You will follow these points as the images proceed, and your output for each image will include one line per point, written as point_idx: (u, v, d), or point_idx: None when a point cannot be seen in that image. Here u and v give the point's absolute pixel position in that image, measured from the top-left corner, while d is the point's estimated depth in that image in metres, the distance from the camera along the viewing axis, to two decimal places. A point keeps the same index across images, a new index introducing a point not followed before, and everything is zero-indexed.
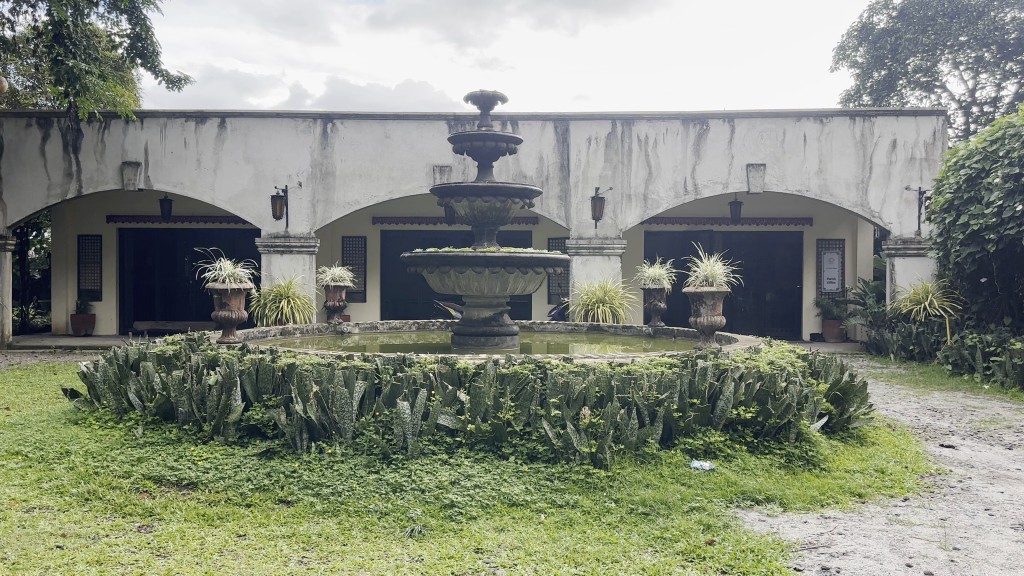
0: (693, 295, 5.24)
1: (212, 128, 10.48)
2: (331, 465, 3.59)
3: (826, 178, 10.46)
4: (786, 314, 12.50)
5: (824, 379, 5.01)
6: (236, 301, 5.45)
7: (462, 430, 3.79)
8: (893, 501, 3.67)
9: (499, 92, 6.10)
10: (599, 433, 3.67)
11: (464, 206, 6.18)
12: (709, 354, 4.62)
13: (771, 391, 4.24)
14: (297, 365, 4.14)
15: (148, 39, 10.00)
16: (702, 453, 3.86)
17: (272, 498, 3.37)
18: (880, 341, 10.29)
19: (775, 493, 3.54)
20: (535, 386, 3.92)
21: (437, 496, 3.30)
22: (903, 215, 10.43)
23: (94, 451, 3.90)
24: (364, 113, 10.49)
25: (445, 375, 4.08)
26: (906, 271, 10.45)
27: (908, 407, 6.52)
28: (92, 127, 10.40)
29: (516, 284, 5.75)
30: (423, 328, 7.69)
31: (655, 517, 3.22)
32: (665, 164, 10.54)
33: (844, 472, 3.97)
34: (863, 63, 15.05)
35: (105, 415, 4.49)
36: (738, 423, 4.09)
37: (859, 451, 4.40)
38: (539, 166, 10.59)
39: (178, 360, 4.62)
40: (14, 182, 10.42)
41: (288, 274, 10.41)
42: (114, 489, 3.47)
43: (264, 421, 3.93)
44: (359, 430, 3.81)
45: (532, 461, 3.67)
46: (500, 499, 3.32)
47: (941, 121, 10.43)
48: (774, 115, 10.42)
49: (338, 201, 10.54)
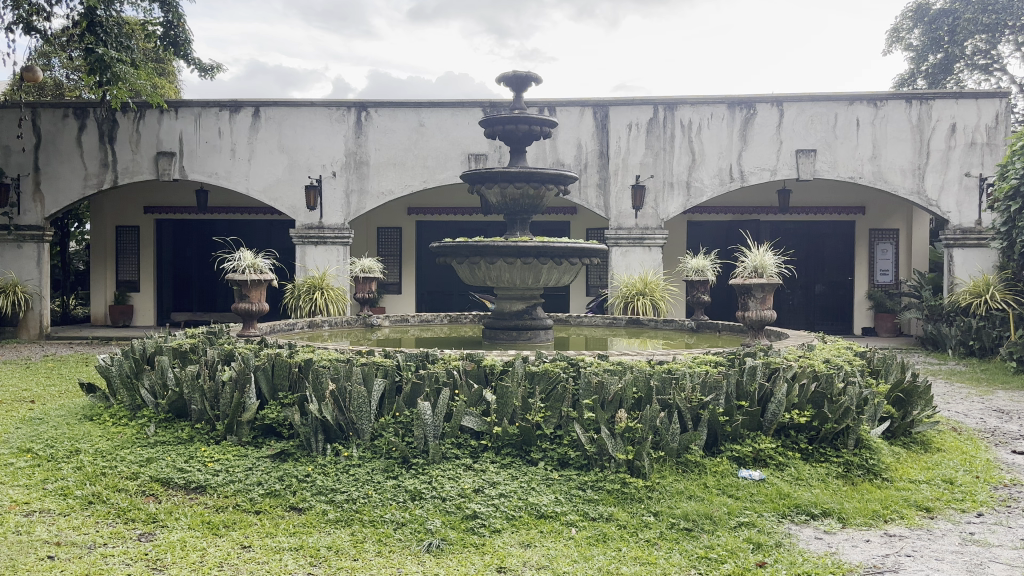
0: (741, 288, 4.83)
1: (246, 117, 10.37)
2: (346, 469, 3.35)
3: (880, 164, 9.89)
4: (837, 307, 11.94)
5: (884, 379, 4.54)
6: (257, 293, 5.23)
7: (488, 433, 3.52)
8: (966, 517, 3.22)
9: (534, 72, 5.78)
10: (637, 438, 3.36)
11: (496, 192, 5.89)
12: (760, 351, 4.23)
13: (828, 393, 3.83)
14: (314, 361, 3.92)
15: (180, 27, 9.93)
16: (750, 461, 3.51)
17: (283, 505, 3.16)
18: (937, 336, 9.70)
19: (832, 507, 3.17)
20: (568, 385, 3.60)
21: (459, 506, 3.03)
22: (962, 204, 9.81)
23: (105, 450, 3.80)
24: (398, 101, 10.27)
25: (471, 372, 3.79)
26: (965, 262, 9.84)
27: (972, 408, 6.03)
28: (127, 116, 10.39)
29: (550, 276, 5.43)
30: (454, 321, 7.44)
31: (699, 533, 2.90)
32: (709, 150, 10.09)
33: (909, 483, 3.54)
34: (918, 45, 14.22)
35: (119, 411, 4.39)
36: (791, 428, 3.71)
37: (924, 459, 3.93)
38: (577, 154, 10.24)
39: (194, 354, 4.44)
40: (52, 172, 10.49)
41: (321, 265, 10.25)
42: (121, 491, 3.34)
43: (279, 420, 3.73)
44: (377, 431, 3.56)
45: (563, 468, 3.37)
46: (527, 510, 3.03)
47: (1005, 104, 9.76)
48: (825, 98, 9.88)
49: (372, 190, 10.35)
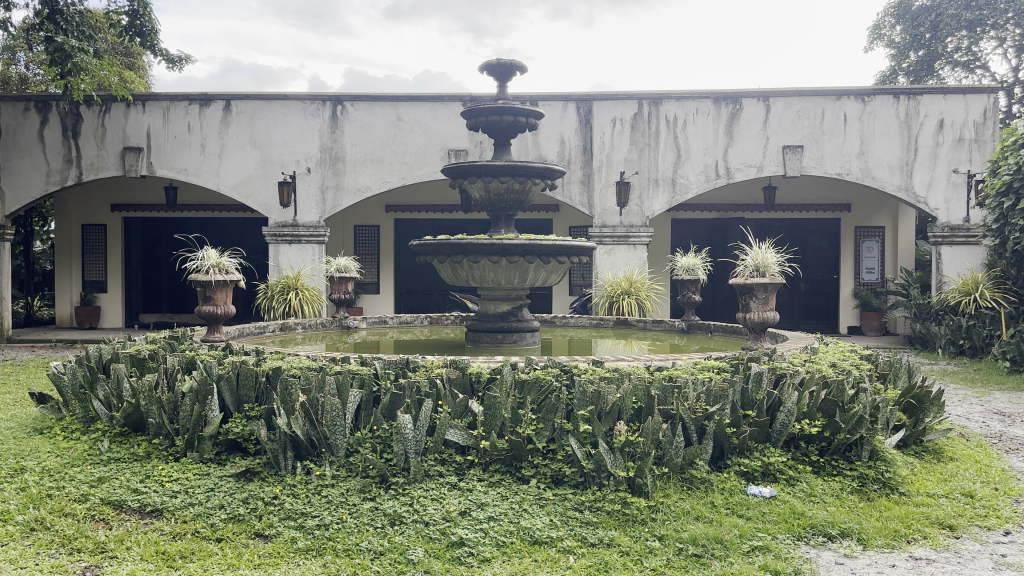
0: (742, 287, 4.56)
1: (217, 111, 9.95)
2: (319, 490, 3.04)
3: (868, 161, 9.72)
4: (822, 306, 11.79)
5: (893, 384, 4.29)
6: (222, 295, 4.88)
7: (475, 448, 3.23)
8: (994, 536, 2.98)
9: (518, 61, 5.48)
10: (638, 454, 3.08)
11: (479, 187, 5.57)
12: (764, 356, 3.97)
13: (839, 401, 3.58)
14: (283, 369, 3.59)
15: (146, 16, 9.50)
16: (759, 476, 3.25)
17: (248, 532, 2.83)
18: (926, 335, 9.54)
19: (851, 527, 2.91)
20: (561, 395, 3.31)
21: (443, 532, 2.73)
22: (950, 200, 9.67)
23: (53, 468, 3.46)
24: (375, 95, 9.91)
25: (456, 382, 3.49)
26: (954, 259, 9.68)
27: (972, 411, 5.82)
28: (91, 110, 9.94)
29: (537, 275, 5.13)
30: (436, 323, 7.14)
31: (709, 560, 2.61)
32: (695, 146, 9.86)
33: (927, 498, 3.29)
34: (900, 42, 14.12)
35: (71, 424, 4.05)
36: (801, 439, 3.47)
37: (939, 470, 3.69)
38: (560, 149, 9.95)
39: (153, 362, 4.11)
40: (12, 169, 9.99)
41: (296, 264, 9.87)
42: (67, 516, 3.00)
43: (244, 435, 3.41)
44: (353, 447, 3.25)
45: (557, 486, 3.09)
46: (519, 536, 2.73)
47: (992, 100, 9.64)
48: (812, 94, 9.70)
49: (349, 187, 9.99)
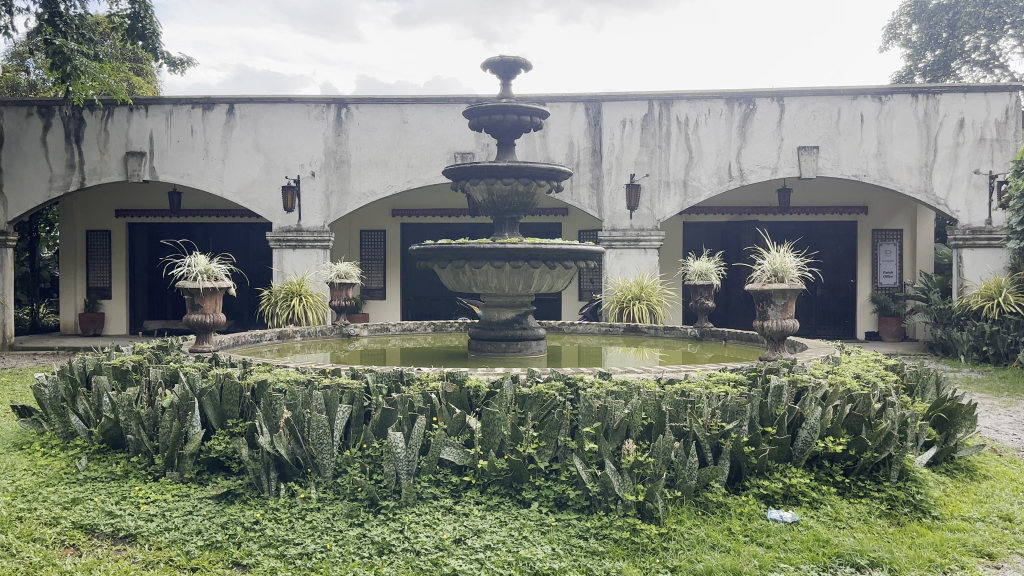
0: (759, 294, 4.32)
1: (220, 115, 9.80)
2: (303, 515, 2.82)
3: (886, 162, 9.43)
4: (839, 311, 11.48)
5: (920, 397, 4.03)
6: (210, 303, 4.69)
7: (472, 468, 3.01)
8: None
9: (523, 58, 5.26)
10: (648, 476, 2.85)
11: (482, 189, 5.34)
12: (783, 368, 3.73)
13: (865, 416, 3.33)
14: (268, 383, 3.38)
15: (147, 19, 9.36)
16: (779, 499, 3.01)
17: (225, 560, 2.60)
18: (947, 341, 9.23)
19: (881, 556, 2.65)
20: (564, 410, 3.09)
21: (435, 562, 2.50)
22: (971, 202, 9.35)
23: (27, 487, 3.26)
24: (380, 98, 9.73)
25: (452, 397, 3.26)
26: (975, 263, 9.37)
27: (1000, 422, 5.52)
28: (94, 115, 9.82)
29: (542, 281, 4.90)
30: (439, 330, 6.93)
31: None
32: (707, 148, 9.61)
33: (962, 522, 3.02)
34: (916, 41, 13.76)
35: (52, 439, 3.86)
36: (824, 457, 3.23)
37: (973, 490, 3.43)
38: (568, 152, 9.72)
39: (137, 374, 3.91)
40: (15, 174, 9.88)
41: (299, 270, 9.70)
42: (35, 542, 2.78)
43: (227, 453, 3.21)
44: (341, 467, 3.04)
45: (560, 510, 2.86)
46: (518, 567, 2.48)
47: (1014, 98, 9.33)
48: (827, 92, 9.42)
49: (353, 191, 9.81)
